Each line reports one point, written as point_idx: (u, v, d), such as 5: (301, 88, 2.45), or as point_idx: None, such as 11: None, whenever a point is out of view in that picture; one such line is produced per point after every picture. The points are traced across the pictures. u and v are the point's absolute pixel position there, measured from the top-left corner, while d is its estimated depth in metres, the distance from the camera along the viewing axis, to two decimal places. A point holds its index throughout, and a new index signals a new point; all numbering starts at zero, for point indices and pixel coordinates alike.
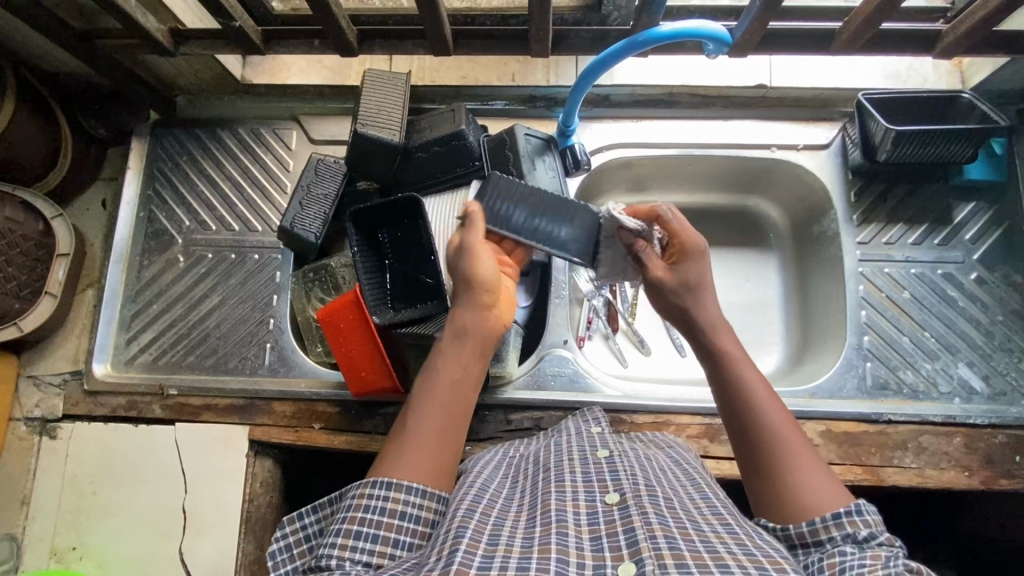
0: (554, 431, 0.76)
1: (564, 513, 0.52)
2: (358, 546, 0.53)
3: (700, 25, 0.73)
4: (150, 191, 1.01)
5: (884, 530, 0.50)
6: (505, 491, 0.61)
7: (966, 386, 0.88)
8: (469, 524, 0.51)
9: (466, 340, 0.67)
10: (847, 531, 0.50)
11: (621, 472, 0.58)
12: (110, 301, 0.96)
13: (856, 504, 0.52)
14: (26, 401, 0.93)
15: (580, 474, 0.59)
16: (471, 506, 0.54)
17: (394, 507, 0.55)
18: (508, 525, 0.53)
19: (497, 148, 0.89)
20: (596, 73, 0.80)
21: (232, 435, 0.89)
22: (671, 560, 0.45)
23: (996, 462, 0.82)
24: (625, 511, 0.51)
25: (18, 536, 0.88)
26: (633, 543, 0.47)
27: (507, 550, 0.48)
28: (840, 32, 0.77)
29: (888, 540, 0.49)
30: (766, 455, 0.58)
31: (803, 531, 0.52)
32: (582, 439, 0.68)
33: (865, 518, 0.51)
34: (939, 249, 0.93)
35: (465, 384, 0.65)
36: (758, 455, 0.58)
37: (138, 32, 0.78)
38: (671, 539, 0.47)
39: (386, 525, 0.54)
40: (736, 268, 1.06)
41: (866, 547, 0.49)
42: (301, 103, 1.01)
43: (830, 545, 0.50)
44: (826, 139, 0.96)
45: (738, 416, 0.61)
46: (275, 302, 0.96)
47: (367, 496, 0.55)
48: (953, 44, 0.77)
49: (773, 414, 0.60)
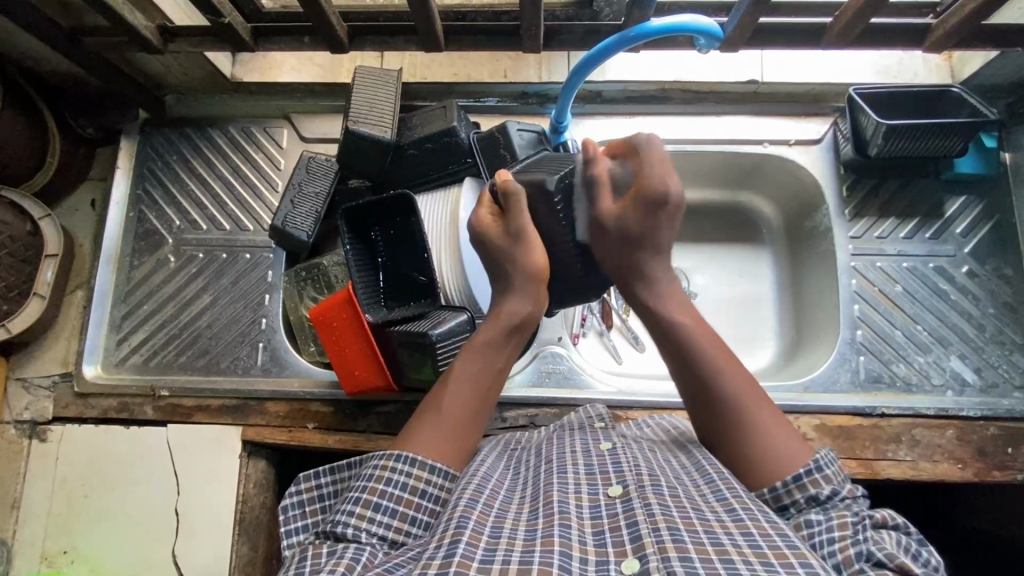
0: (555, 423, 0.75)
1: (567, 505, 0.53)
2: (375, 519, 0.54)
3: (689, 19, 0.72)
4: (140, 190, 1.00)
5: (842, 484, 0.54)
6: (508, 482, 0.61)
7: (958, 379, 0.88)
8: (471, 515, 0.51)
9: (511, 331, 0.68)
10: (811, 493, 0.53)
11: (624, 463, 0.58)
12: (100, 302, 0.96)
13: (815, 458, 0.55)
14: (16, 404, 0.92)
15: (582, 465, 0.59)
16: (475, 495, 0.54)
17: (416, 485, 0.56)
18: (510, 517, 0.53)
19: (491, 146, 0.87)
20: (587, 69, 0.79)
21: (224, 435, 0.88)
22: (673, 553, 0.45)
23: (988, 454, 0.83)
24: (629, 504, 0.52)
25: (8, 540, 0.87)
26: (636, 537, 0.48)
27: (510, 543, 0.49)
28: (831, 27, 0.77)
29: (848, 494, 0.53)
30: (729, 416, 0.59)
31: (767, 498, 0.54)
32: (584, 432, 0.67)
33: (826, 474, 0.53)
34: (931, 243, 0.94)
35: (501, 368, 0.67)
36: (728, 419, 0.58)
37: (126, 29, 0.77)
38: (674, 531, 0.48)
39: (406, 501, 0.55)
40: (728, 264, 1.07)
41: (829, 508, 0.52)
42: (292, 102, 1.00)
43: (794, 510, 0.53)
44: (817, 135, 0.96)
45: (712, 395, 0.60)
46: (267, 302, 0.95)
47: (390, 468, 0.56)
48: (943, 38, 0.77)
49: (729, 370, 0.61)
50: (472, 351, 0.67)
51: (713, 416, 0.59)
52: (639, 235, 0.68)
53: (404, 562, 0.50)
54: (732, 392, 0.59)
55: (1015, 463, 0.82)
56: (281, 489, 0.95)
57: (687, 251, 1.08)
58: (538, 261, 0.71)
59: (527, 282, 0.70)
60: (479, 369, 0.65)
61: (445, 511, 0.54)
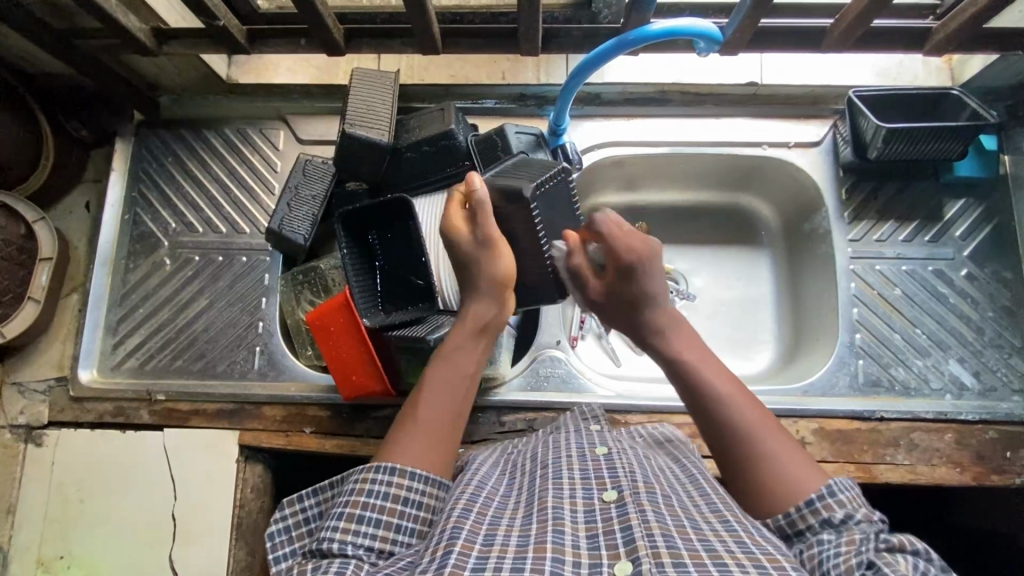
0: (552, 428, 0.74)
1: (561, 510, 0.52)
2: (361, 532, 0.54)
3: (689, 23, 0.71)
4: (135, 192, 0.99)
5: (859, 509, 0.53)
6: (503, 489, 0.61)
7: (957, 383, 0.88)
8: (464, 525, 0.51)
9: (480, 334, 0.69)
10: (823, 517, 0.52)
11: (620, 469, 0.57)
12: (96, 305, 0.95)
13: (829, 484, 0.54)
14: (10, 409, 0.91)
15: (577, 470, 0.58)
16: (468, 506, 0.54)
17: (397, 494, 0.56)
18: (503, 523, 0.53)
19: (488, 148, 0.86)
20: (585, 73, 0.78)
21: (220, 440, 0.88)
22: (668, 558, 0.45)
23: (987, 458, 0.83)
24: (623, 509, 0.51)
25: (3, 546, 0.86)
26: (630, 540, 0.48)
27: (502, 550, 0.49)
28: (831, 30, 0.77)
29: (864, 519, 0.52)
30: (742, 437, 0.59)
31: (782, 523, 0.54)
32: (580, 436, 0.67)
33: (840, 499, 0.53)
34: (929, 246, 0.93)
35: (473, 375, 0.67)
36: (735, 445, 0.59)
37: (120, 32, 0.77)
38: (668, 537, 0.48)
39: (389, 510, 0.55)
40: (726, 266, 1.06)
41: (842, 530, 0.51)
42: (288, 103, 1.00)
43: (809, 534, 0.52)
44: (817, 137, 0.96)
45: (723, 423, 0.60)
46: (264, 305, 0.95)
47: (370, 480, 0.56)
48: (944, 41, 0.76)
49: (738, 398, 0.61)
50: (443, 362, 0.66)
51: (724, 444, 0.60)
52: (639, 292, 0.70)
53: (395, 571, 0.50)
54: (739, 417, 0.60)
55: (1013, 468, 0.82)
56: (279, 493, 0.95)
57: (685, 253, 1.08)
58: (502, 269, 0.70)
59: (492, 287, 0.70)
60: (450, 375, 0.65)
61: (439, 521, 0.54)
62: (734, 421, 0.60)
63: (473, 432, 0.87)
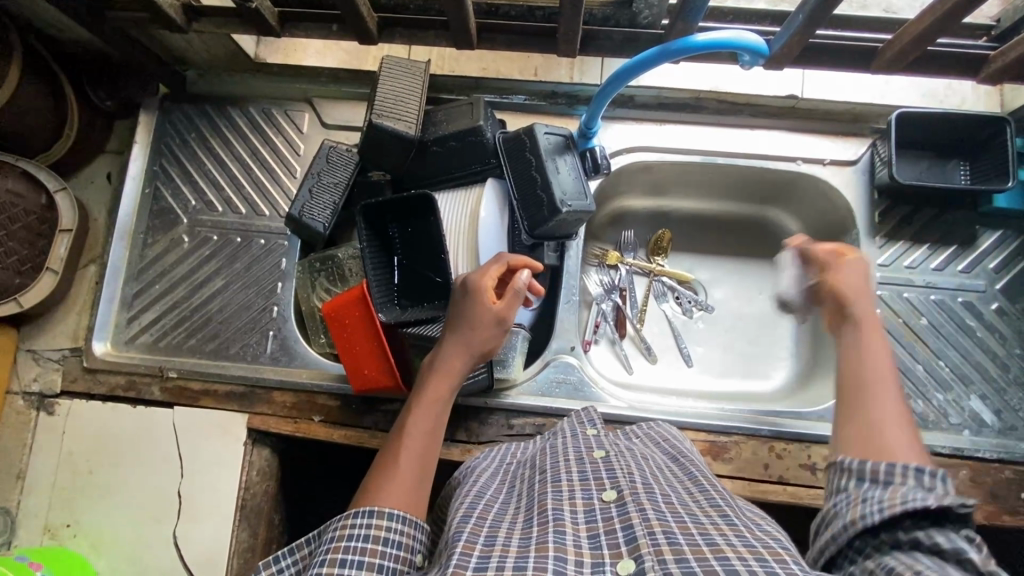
0: (550, 432, 0.74)
1: (561, 512, 0.52)
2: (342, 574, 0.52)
3: (734, 35, 0.67)
4: (156, 166, 0.98)
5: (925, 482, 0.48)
6: (502, 496, 0.60)
7: (977, 419, 0.86)
8: (465, 529, 0.51)
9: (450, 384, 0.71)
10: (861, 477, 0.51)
11: (618, 471, 0.57)
12: (112, 279, 0.95)
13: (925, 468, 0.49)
14: (25, 374, 0.92)
15: (576, 473, 0.58)
16: (469, 513, 0.55)
17: (377, 534, 0.55)
18: (504, 526, 0.52)
19: (516, 148, 0.84)
20: (625, 78, 0.75)
21: (230, 422, 0.88)
22: (670, 555, 0.45)
23: (1001, 498, 0.80)
24: (623, 508, 0.51)
25: (12, 510, 0.87)
26: (632, 539, 0.47)
27: (504, 550, 0.48)
28: (882, 51, 0.74)
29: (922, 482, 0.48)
30: (850, 407, 0.55)
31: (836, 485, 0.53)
32: (576, 440, 0.66)
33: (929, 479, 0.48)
34: (962, 276, 0.91)
35: (437, 429, 0.68)
36: (844, 409, 0.56)
37: (150, 7, 0.75)
38: (669, 535, 0.47)
39: (371, 550, 0.54)
40: (750, 281, 1.05)
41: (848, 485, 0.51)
42: (315, 85, 0.98)
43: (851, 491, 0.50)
44: (854, 156, 0.93)
45: (845, 396, 0.56)
46: (279, 290, 0.94)
47: (349, 526, 0.55)
48: (1000, 71, 0.73)
49: (883, 373, 0.56)
50: (422, 408, 0.69)
51: (846, 410, 0.55)
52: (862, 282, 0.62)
53: None
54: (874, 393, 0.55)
55: None
56: (284, 476, 0.96)
57: (707, 263, 1.06)
58: (488, 319, 0.73)
59: (471, 336, 0.72)
60: (424, 424, 0.67)
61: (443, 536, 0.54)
62: (860, 400, 0.55)
63: (481, 433, 0.87)
